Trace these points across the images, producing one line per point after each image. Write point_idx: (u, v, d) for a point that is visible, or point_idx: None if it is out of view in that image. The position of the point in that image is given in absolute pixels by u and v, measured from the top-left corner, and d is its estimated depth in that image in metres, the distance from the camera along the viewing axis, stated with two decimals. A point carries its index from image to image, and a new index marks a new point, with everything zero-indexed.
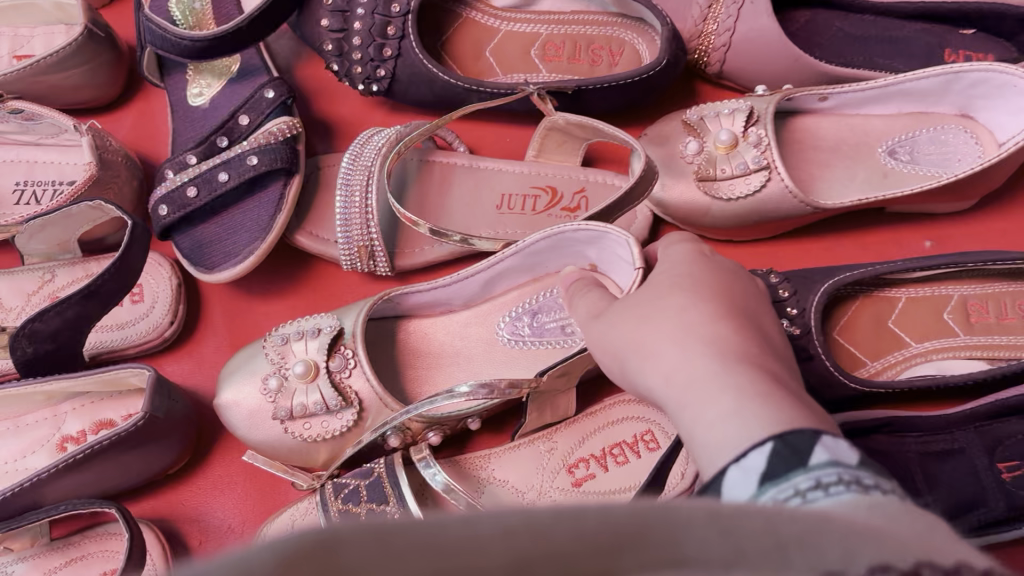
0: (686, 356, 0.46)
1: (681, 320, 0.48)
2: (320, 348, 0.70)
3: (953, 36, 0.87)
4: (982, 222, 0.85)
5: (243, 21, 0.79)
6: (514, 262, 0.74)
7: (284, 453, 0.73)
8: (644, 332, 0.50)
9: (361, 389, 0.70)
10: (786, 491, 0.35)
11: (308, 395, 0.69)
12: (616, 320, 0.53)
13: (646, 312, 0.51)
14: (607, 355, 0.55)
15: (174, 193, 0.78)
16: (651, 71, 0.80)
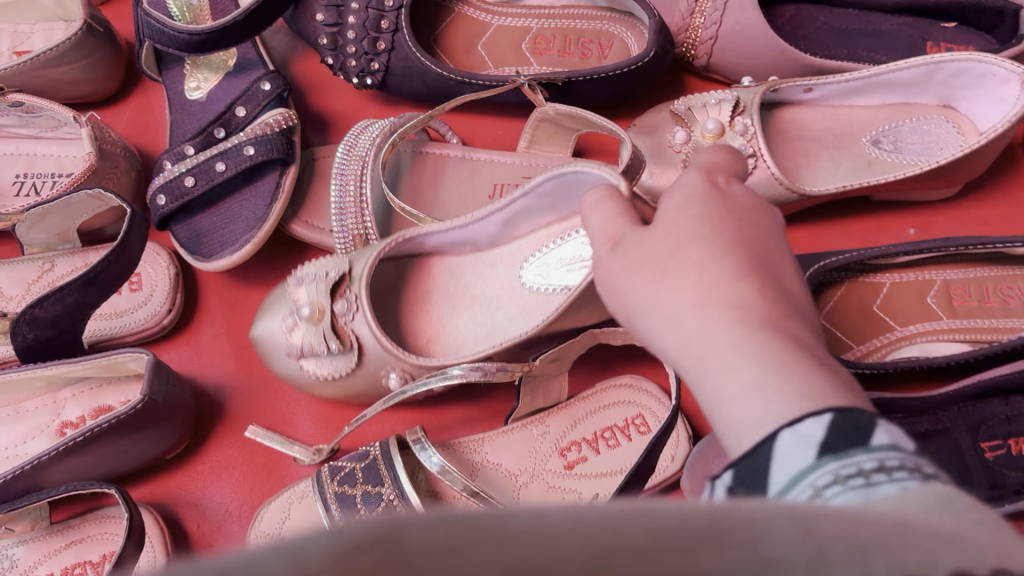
0: (722, 321, 0.38)
1: (701, 269, 0.40)
2: (323, 291, 0.68)
3: (935, 29, 0.92)
4: (966, 210, 0.87)
5: (240, 16, 0.81)
6: (530, 203, 0.69)
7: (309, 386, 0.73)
8: (662, 280, 0.41)
9: (362, 334, 0.67)
10: (847, 468, 0.30)
11: (312, 336, 0.68)
12: (619, 257, 0.44)
13: (662, 252, 0.42)
14: (605, 293, 0.46)
15: (173, 183, 0.79)
16: (639, 62, 0.82)
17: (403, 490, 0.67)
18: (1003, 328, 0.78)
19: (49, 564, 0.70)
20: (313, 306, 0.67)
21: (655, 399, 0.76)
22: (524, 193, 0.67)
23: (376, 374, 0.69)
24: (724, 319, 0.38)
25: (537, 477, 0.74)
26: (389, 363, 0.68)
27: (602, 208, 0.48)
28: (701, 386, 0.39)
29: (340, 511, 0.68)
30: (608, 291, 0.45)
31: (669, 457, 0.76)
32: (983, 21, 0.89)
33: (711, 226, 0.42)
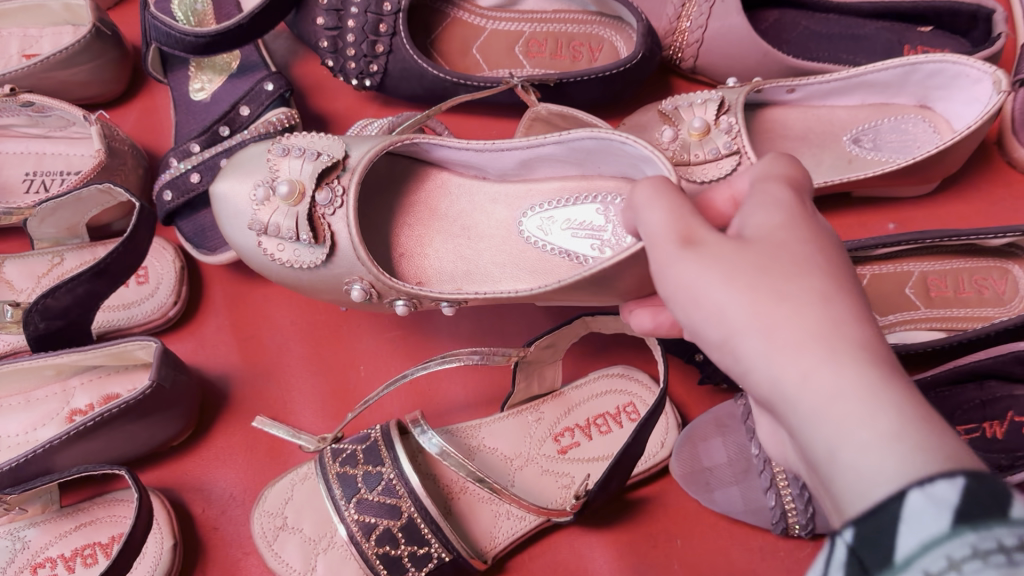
0: (852, 368, 0.34)
1: (812, 302, 0.37)
2: (313, 172, 0.66)
3: (911, 34, 0.96)
4: (942, 206, 0.91)
5: (243, 19, 0.84)
6: (557, 151, 0.68)
7: (262, 266, 0.71)
8: (777, 308, 0.37)
9: (339, 232, 0.66)
10: (986, 542, 0.29)
11: (284, 217, 0.65)
12: (714, 269, 0.39)
13: (770, 276, 0.38)
14: (681, 304, 0.41)
15: (178, 179, 0.82)
16: (628, 64, 0.85)
17: (403, 470, 0.70)
18: (976, 317, 0.83)
19: (60, 545, 0.73)
20: (299, 183, 0.65)
21: (645, 387, 0.79)
22: (558, 143, 0.66)
23: (340, 278, 0.68)
24: (853, 362, 0.34)
25: (532, 462, 0.76)
26: (358, 271, 0.66)
27: (675, 207, 0.43)
28: (811, 426, 0.34)
29: (341, 491, 0.71)
30: (688, 303, 0.40)
31: (659, 443, 0.78)
32: (957, 24, 0.93)
33: (813, 260, 0.39)
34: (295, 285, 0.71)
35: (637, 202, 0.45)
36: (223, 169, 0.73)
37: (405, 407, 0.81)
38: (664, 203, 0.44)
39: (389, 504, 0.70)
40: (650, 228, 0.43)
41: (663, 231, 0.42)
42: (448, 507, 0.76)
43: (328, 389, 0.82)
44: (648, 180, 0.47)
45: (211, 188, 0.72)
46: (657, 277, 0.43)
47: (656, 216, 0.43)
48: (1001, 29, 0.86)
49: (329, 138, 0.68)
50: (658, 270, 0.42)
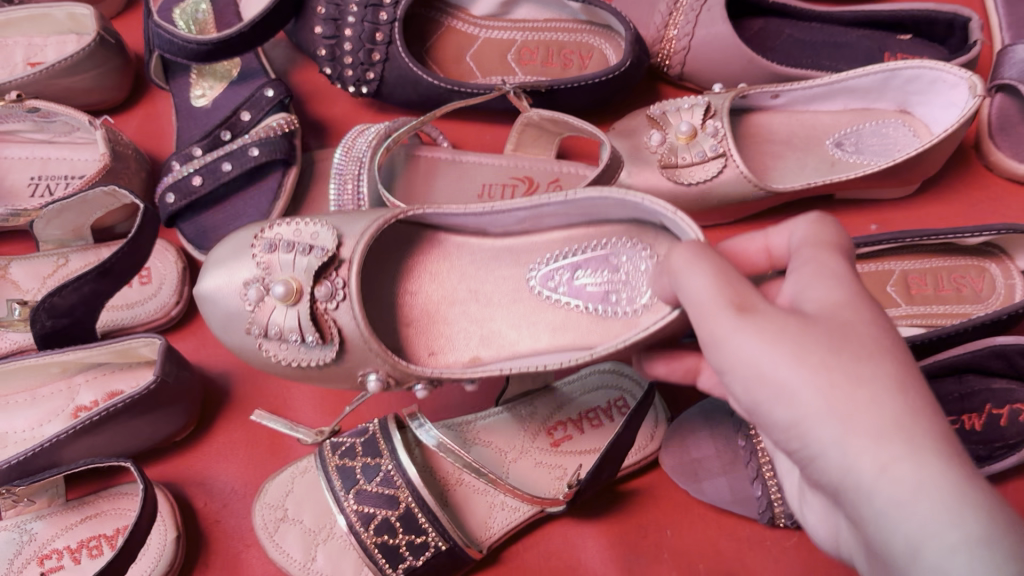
0: (932, 460, 0.37)
1: (892, 397, 0.39)
2: (308, 268, 0.60)
3: (891, 41, 0.99)
4: (921, 207, 0.94)
5: (244, 28, 0.86)
6: (562, 208, 0.63)
7: (265, 367, 0.65)
8: (854, 394, 0.39)
9: (346, 325, 0.60)
10: None
11: (285, 318, 0.60)
12: (784, 347, 0.41)
13: (847, 359, 0.41)
14: (741, 375, 0.42)
15: (181, 182, 0.84)
16: (617, 71, 0.88)
17: (401, 462, 0.72)
18: (957, 313, 0.85)
19: (66, 537, 0.75)
20: (292, 280, 0.60)
21: (635, 384, 0.81)
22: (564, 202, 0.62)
23: (350, 372, 0.63)
24: (934, 457, 0.37)
25: (526, 455, 0.78)
26: (369, 363, 0.61)
27: (728, 279, 0.45)
28: (891, 515, 0.37)
29: (341, 482, 0.73)
30: (754, 377, 0.42)
31: (648, 436, 0.80)
32: (935, 32, 0.96)
33: (882, 352, 0.42)
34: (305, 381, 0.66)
35: (681, 262, 0.47)
36: (205, 261, 0.67)
37: (403, 402, 0.84)
38: (717, 272, 0.45)
39: (388, 493, 0.72)
40: (700, 296, 0.45)
41: (717, 298, 0.44)
42: (444, 498, 0.77)
43: (327, 386, 0.84)
44: (687, 244, 0.48)
45: (195, 288, 0.66)
46: (715, 350, 0.44)
47: (708, 285, 0.45)
48: (976, 36, 0.89)
49: (317, 222, 0.62)
50: (711, 337, 0.44)
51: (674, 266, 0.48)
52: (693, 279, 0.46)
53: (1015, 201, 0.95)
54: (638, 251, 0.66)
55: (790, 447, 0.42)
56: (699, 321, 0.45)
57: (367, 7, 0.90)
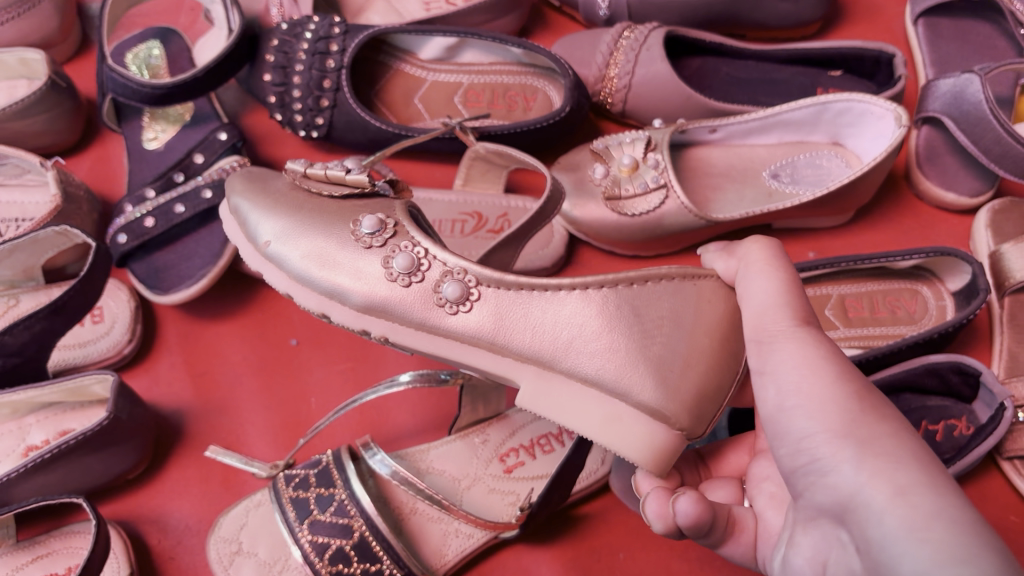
0: (949, 496, 0.36)
1: (910, 436, 0.40)
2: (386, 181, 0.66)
3: (824, 78, 1.04)
4: (856, 234, 0.98)
5: (199, 72, 0.88)
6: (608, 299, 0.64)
7: (277, 208, 0.65)
8: (877, 426, 0.40)
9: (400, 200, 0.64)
10: None
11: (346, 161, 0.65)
12: (829, 369, 0.44)
13: (880, 400, 0.42)
14: (784, 381, 0.45)
15: (133, 224, 0.85)
16: (557, 117, 0.91)
17: (354, 491, 0.73)
18: (891, 334, 0.88)
19: None
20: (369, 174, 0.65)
21: None
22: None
23: (352, 221, 0.62)
24: (950, 489, 0.37)
25: (479, 482, 0.79)
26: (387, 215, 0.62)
27: (796, 278, 0.51)
28: (895, 539, 0.36)
29: (295, 512, 0.74)
30: (794, 387, 0.44)
31: (599, 460, 0.81)
32: (863, 69, 1.01)
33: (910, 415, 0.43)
34: (291, 241, 0.63)
35: (752, 246, 0.55)
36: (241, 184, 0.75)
37: (357, 434, 0.84)
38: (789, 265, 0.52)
39: (342, 523, 0.73)
40: (765, 295, 0.50)
41: (785, 305, 0.49)
42: (399, 527, 0.78)
43: (280, 421, 0.84)
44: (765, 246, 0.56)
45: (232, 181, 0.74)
46: (772, 352, 0.47)
47: (781, 267, 0.52)
48: (901, 72, 0.93)
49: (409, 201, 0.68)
50: (767, 337, 0.48)
51: (747, 257, 0.54)
52: (766, 274, 0.51)
53: (944, 228, 0.99)
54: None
55: (798, 466, 0.43)
56: (756, 310, 0.50)
57: (315, 54, 0.92)
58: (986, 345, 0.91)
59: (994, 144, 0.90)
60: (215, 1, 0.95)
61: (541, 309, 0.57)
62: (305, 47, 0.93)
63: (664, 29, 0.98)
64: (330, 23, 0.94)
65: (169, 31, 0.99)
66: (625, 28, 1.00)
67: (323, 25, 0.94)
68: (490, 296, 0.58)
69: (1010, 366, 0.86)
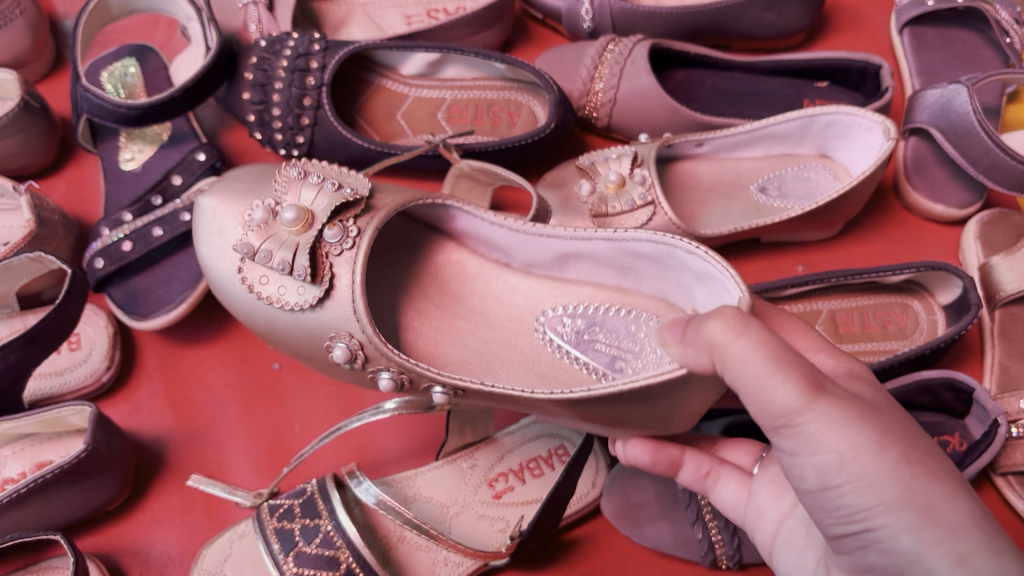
0: (1007, 559, 0.40)
1: (955, 488, 0.42)
2: (324, 208, 0.61)
3: (810, 89, 1.03)
4: (846, 248, 0.97)
5: (176, 91, 0.86)
6: (602, 251, 0.65)
7: (256, 319, 0.63)
8: (931, 490, 0.41)
9: (340, 278, 0.60)
10: None
11: (282, 246, 0.60)
12: (869, 434, 0.42)
13: (916, 450, 0.42)
14: (820, 458, 0.42)
15: (110, 248, 0.83)
16: (542, 133, 0.90)
17: (340, 522, 0.72)
18: (882, 350, 0.87)
19: None
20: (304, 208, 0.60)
21: (573, 433, 0.82)
22: (609, 240, 0.63)
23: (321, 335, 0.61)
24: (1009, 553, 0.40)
25: (468, 508, 0.78)
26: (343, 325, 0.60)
27: (788, 365, 0.42)
28: None
29: (280, 545, 0.72)
30: (832, 462, 0.42)
31: (589, 483, 0.80)
32: (850, 80, 1.00)
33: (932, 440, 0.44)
34: (291, 347, 0.64)
35: (732, 334, 0.44)
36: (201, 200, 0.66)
37: (342, 461, 0.83)
38: (777, 358, 0.42)
39: (328, 555, 0.71)
40: (761, 386, 0.42)
41: (790, 379, 0.42)
42: (386, 557, 0.76)
43: (264, 447, 0.83)
44: (740, 312, 0.45)
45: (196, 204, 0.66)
46: (800, 433, 0.42)
47: (769, 369, 0.42)
48: (887, 83, 0.92)
49: (357, 175, 0.64)
50: (782, 421, 0.43)
51: (716, 342, 0.45)
52: (750, 364, 0.43)
53: (932, 240, 0.98)
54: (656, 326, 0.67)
55: (847, 530, 0.44)
56: (757, 398, 0.43)
57: (295, 72, 0.91)
58: (978, 359, 0.90)
59: (982, 155, 0.89)
60: (192, 18, 0.93)
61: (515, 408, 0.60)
62: (285, 64, 0.91)
63: (648, 42, 0.96)
64: (310, 40, 0.93)
65: (145, 49, 0.97)
66: (609, 41, 0.98)
67: (302, 43, 0.92)
68: (474, 395, 0.60)
69: (1003, 381, 0.85)
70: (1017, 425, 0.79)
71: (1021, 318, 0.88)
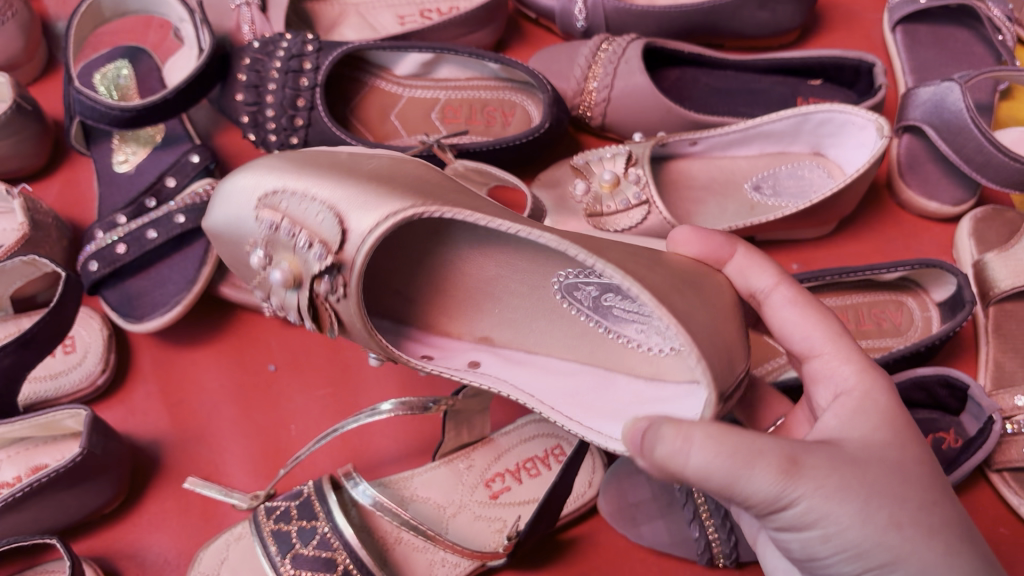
0: None
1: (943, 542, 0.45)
2: (305, 263, 0.58)
3: (803, 87, 1.03)
4: (840, 246, 0.98)
5: (169, 93, 0.86)
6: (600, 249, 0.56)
7: None
8: (920, 549, 0.45)
9: (346, 318, 0.59)
10: None
11: (284, 302, 0.60)
12: (854, 509, 0.45)
13: (902, 511, 0.45)
14: (811, 533, 0.45)
15: (104, 250, 0.83)
16: (536, 133, 0.89)
17: (337, 524, 0.72)
18: (877, 348, 0.87)
19: None
20: (287, 268, 0.58)
21: (570, 431, 0.82)
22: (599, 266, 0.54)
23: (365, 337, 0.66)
24: None
25: (465, 508, 0.78)
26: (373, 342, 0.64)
27: (758, 454, 0.44)
28: None
29: (277, 547, 0.72)
30: (822, 538, 0.45)
31: (586, 483, 0.80)
32: (843, 77, 1.00)
33: (917, 489, 0.47)
34: None
35: (690, 450, 0.44)
36: (209, 213, 0.68)
37: (338, 462, 0.83)
38: (745, 455, 0.44)
39: (325, 557, 0.71)
40: (732, 485, 0.44)
41: (770, 471, 0.44)
42: (383, 558, 0.76)
43: (260, 450, 0.83)
44: (678, 423, 0.45)
45: (207, 223, 0.68)
46: (789, 512, 0.45)
47: (742, 465, 0.43)
48: (880, 80, 0.92)
49: (324, 208, 0.58)
50: (768, 506, 0.45)
51: (667, 465, 0.45)
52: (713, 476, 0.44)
53: (926, 237, 0.98)
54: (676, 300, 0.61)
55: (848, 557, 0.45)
56: (741, 493, 0.44)
57: (288, 73, 0.90)
58: (972, 356, 0.91)
59: (976, 152, 0.89)
60: (184, 20, 0.93)
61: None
62: (278, 65, 0.91)
63: (642, 41, 0.96)
64: (303, 41, 0.92)
65: (138, 50, 0.97)
66: (603, 40, 0.98)
67: (296, 44, 0.92)
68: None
69: (997, 378, 0.85)
70: (1012, 422, 0.80)
71: (1015, 315, 0.89)
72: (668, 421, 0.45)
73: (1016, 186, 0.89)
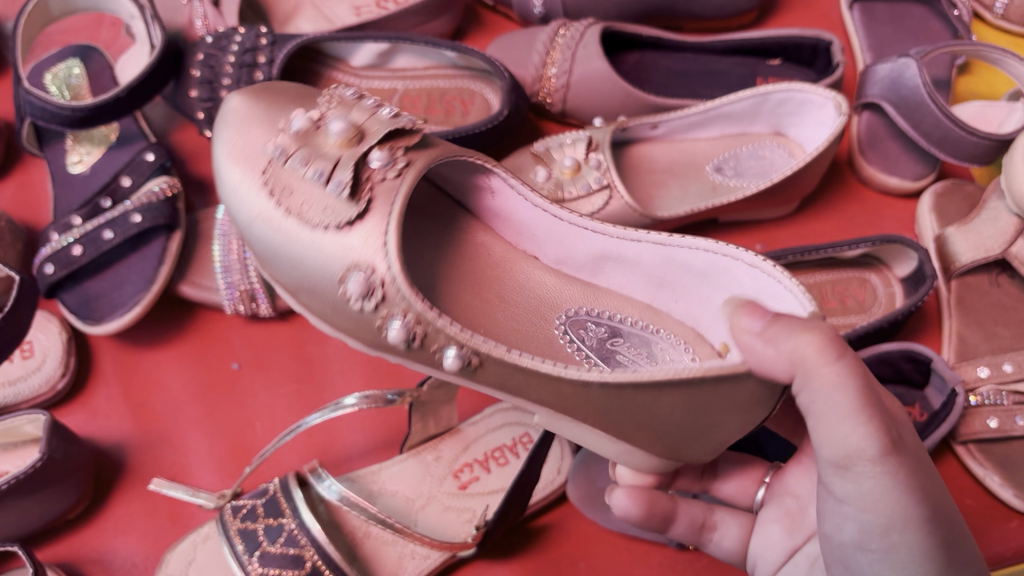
0: None
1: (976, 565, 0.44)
2: (383, 123, 0.55)
3: (762, 67, 1.03)
4: (803, 225, 0.98)
5: (121, 92, 0.85)
6: (644, 259, 0.63)
7: (277, 263, 0.56)
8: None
9: (383, 205, 0.53)
10: None
11: (328, 146, 0.54)
12: (920, 509, 0.42)
13: (956, 531, 0.43)
14: (866, 518, 0.43)
15: (60, 252, 0.82)
16: (497, 120, 0.89)
17: (304, 520, 0.71)
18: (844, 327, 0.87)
19: None
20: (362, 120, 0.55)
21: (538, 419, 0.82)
22: (660, 245, 0.61)
23: (333, 265, 0.53)
24: None
25: (434, 500, 0.77)
26: (365, 252, 0.52)
27: (877, 410, 0.44)
28: None
29: (244, 545, 0.71)
30: (878, 527, 0.43)
31: (555, 469, 0.80)
32: (801, 57, 1.00)
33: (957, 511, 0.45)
34: (313, 289, 0.55)
35: (823, 353, 0.45)
36: (226, 101, 0.61)
37: (305, 459, 0.82)
38: (868, 403, 0.43)
39: (293, 553, 0.70)
40: (829, 436, 0.44)
41: (875, 427, 0.43)
42: (352, 553, 0.75)
43: (225, 448, 0.82)
44: (829, 333, 0.46)
45: (220, 109, 0.61)
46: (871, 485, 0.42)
47: (863, 407, 0.43)
48: (838, 59, 0.92)
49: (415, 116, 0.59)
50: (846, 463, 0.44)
51: (805, 363, 0.45)
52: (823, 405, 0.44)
53: (889, 213, 0.98)
54: (683, 349, 0.64)
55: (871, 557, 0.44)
56: (828, 434, 0.44)
57: (242, 67, 0.89)
58: (936, 331, 0.91)
59: (933, 128, 0.90)
60: (135, 17, 0.91)
61: (544, 387, 0.54)
62: (232, 60, 0.89)
63: (600, 26, 0.96)
64: (257, 34, 0.92)
65: (89, 49, 0.96)
66: (560, 26, 0.98)
67: (250, 37, 0.91)
68: (493, 364, 0.54)
69: (961, 351, 0.85)
70: (975, 394, 0.81)
71: (977, 289, 0.90)
72: (818, 327, 0.46)
73: (973, 160, 0.90)
